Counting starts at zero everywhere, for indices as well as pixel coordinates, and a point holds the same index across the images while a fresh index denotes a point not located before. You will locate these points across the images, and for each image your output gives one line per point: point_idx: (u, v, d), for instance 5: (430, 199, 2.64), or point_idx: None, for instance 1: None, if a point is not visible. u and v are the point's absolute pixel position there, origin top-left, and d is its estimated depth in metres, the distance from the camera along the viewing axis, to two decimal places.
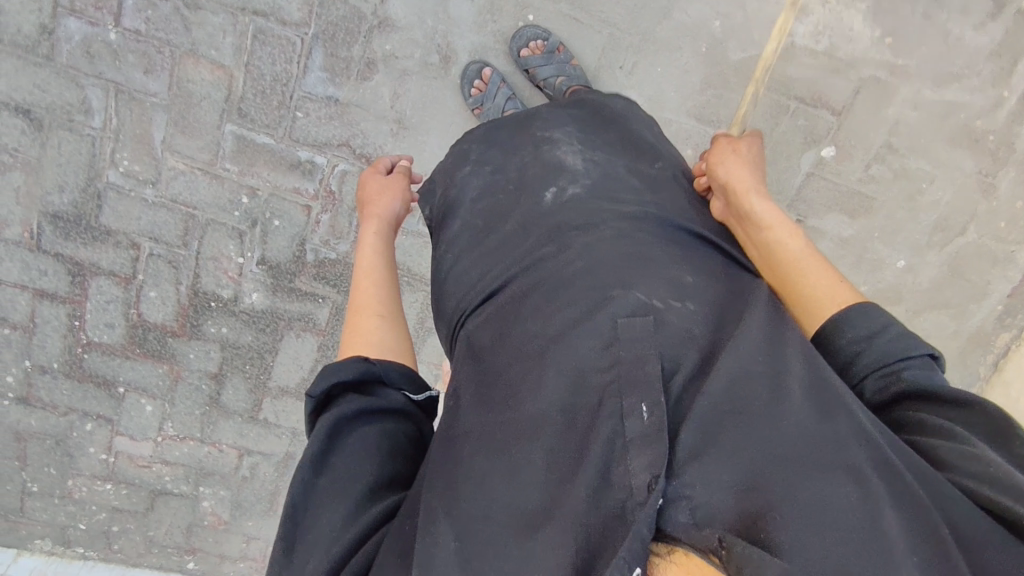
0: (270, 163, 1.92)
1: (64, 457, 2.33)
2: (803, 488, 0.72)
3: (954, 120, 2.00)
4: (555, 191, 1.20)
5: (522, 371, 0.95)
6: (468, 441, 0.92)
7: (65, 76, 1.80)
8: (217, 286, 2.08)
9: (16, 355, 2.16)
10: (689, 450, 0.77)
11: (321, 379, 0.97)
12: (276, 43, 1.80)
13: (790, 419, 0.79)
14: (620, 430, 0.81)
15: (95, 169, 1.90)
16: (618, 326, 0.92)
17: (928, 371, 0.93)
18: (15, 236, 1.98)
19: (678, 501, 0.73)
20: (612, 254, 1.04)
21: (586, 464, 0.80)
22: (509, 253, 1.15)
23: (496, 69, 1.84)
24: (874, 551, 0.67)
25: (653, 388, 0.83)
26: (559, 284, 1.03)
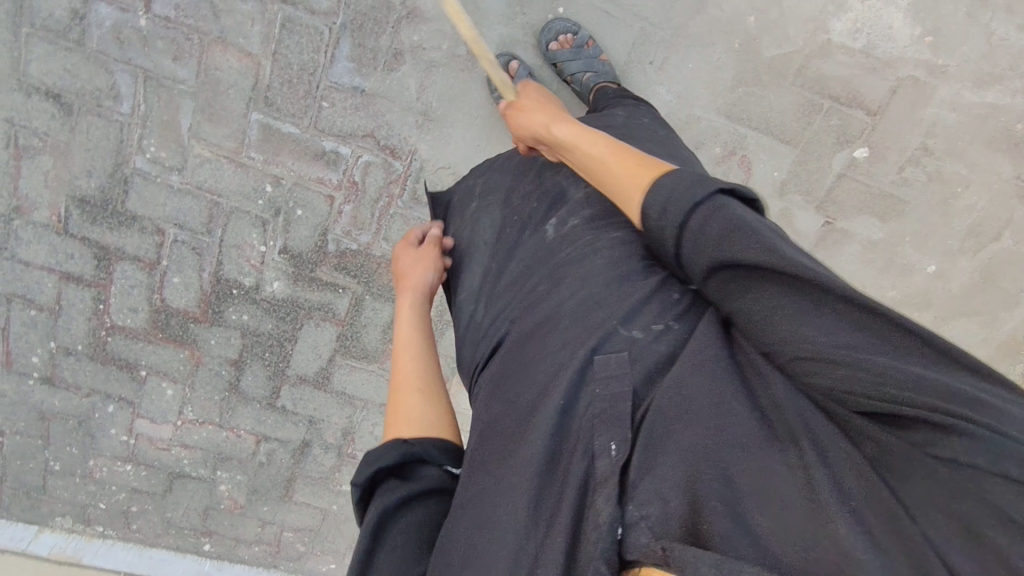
0: (294, 152, 1.92)
1: (86, 437, 2.37)
2: (742, 477, 0.74)
3: (994, 124, 1.94)
4: (556, 223, 1.26)
5: (510, 413, 1.00)
6: (466, 482, 0.96)
7: (95, 62, 1.80)
8: (239, 274, 2.10)
9: (41, 336, 2.19)
10: (640, 466, 0.80)
11: (365, 467, 0.99)
12: (304, 32, 1.78)
13: (729, 410, 0.80)
14: (592, 471, 0.83)
15: (122, 155, 1.91)
16: (594, 362, 0.94)
17: (720, 211, 0.89)
18: (42, 219, 2.00)
19: (636, 523, 0.75)
20: (600, 288, 1.07)
21: (561, 508, 0.82)
22: (511, 297, 1.21)
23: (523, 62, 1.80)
24: (820, 539, 0.66)
25: (622, 427, 0.85)
26: (548, 327, 1.08)
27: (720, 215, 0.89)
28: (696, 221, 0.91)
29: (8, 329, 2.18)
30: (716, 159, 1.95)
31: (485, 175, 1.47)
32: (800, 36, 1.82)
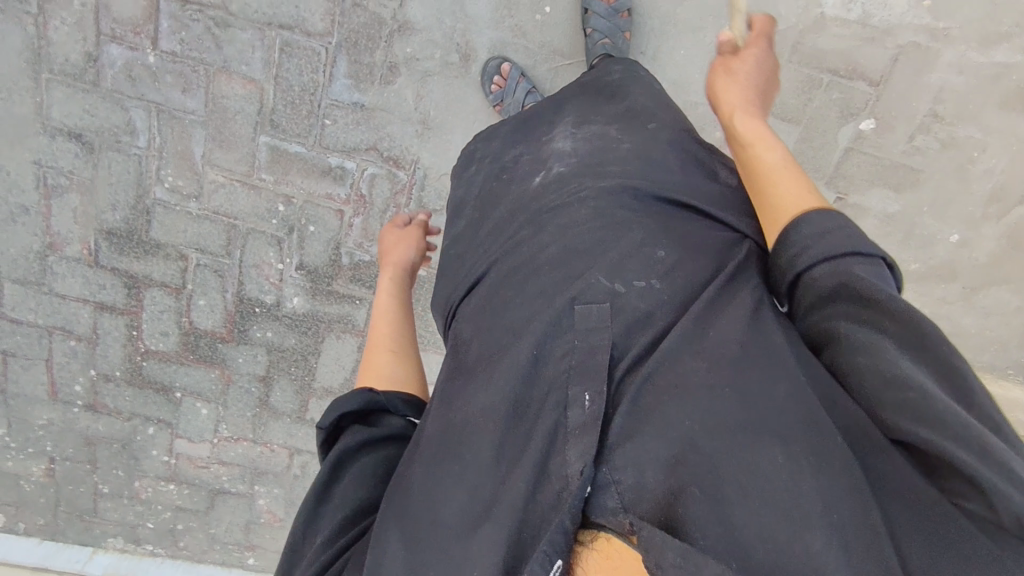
0: (303, 171, 1.99)
1: (130, 459, 2.48)
2: (722, 457, 0.83)
3: (1007, 83, 1.87)
4: (543, 174, 1.32)
5: (485, 367, 1.08)
6: (433, 440, 1.04)
7: (110, 100, 1.89)
8: (260, 292, 2.18)
9: (82, 365, 2.30)
10: (620, 432, 0.89)
11: (330, 411, 1.13)
12: (302, 54, 1.84)
13: (724, 391, 0.89)
14: (563, 419, 0.94)
15: (143, 187, 2.01)
16: (576, 312, 1.04)
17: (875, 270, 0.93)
18: (75, 254, 2.11)
19: (607, 487, 0.85)
20: (582, 238, 1.15)
21: (527, 454, 0.93)
22: (493, 246, 1.27)
23: (515, 63, 1.83)
24: (780, 520, 0.78)
25: (599, 380, 0.95)
26: (531, 275, 1.15)
27: (870, 267, 0.93)
28: (845, 264, 0.93)
29: (51, 361, 2.29)
30: (718, 144, 1.93)
31: (495, 129, 1.53)
32: (789, 13, 1.81)
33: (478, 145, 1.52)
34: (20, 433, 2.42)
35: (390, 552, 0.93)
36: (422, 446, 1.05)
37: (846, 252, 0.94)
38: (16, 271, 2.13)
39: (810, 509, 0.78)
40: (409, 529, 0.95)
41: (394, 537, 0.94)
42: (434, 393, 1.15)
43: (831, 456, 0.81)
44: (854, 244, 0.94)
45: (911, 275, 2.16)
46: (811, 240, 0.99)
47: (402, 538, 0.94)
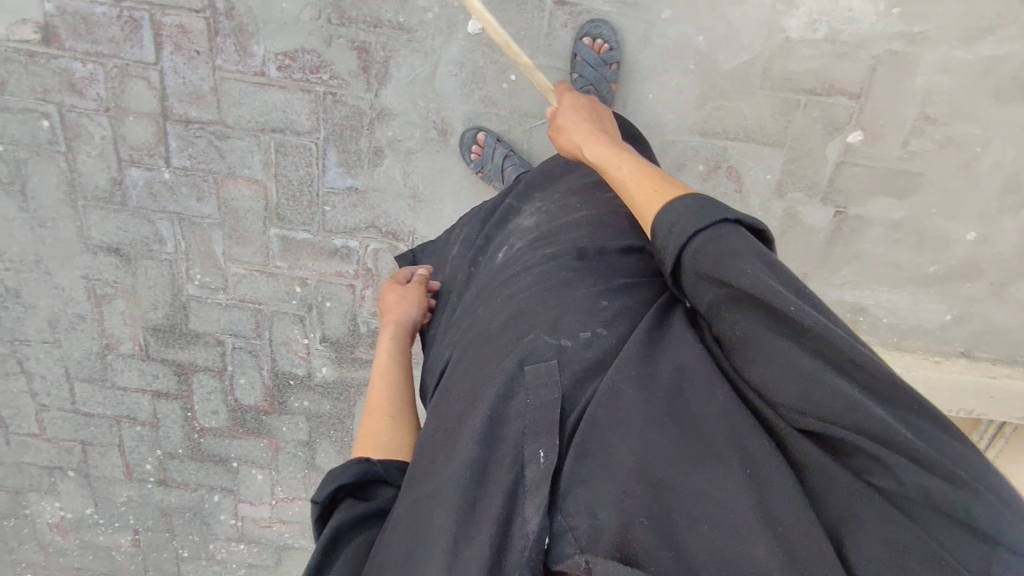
0: (313, 254, 2.13)
1: (202, 525, 2.69)
2: (675, 502, 0.81)
3: (999, 75, 1.80)
4: (507, 249, 1.34)
5: (440, 421, 1.05)
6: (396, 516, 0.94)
7: (137, 215, 2.09)
8: (292, 365, 2.34)
9: (149, 447, 2.54)
10: (569, 476, 0.85)
11: (325, 483, 1.01)
12: (295, 151, 1.98)
13: (670, 433, 0.85)
14: (521, 478, 0.88)
15: (177, 286, 2.21)
16: (525, 372, 0.97)
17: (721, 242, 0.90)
18: (129, 350, 2.34)
19: (564, 535, 0.81)
20: (531, 298, 1.11)
21: (487, 510, 0.87)
22: (459, 320, 1.27)
23: (491, 132, 1.90)
24: (725, 536, 0.77)
25: (550, 433, 0.90)
26: (482, 334, 1.12)
27: (723, 239, 0.90)
28: (695, 247, 0.92)
29: (122, 446, 2.53)
30: (702, 177, 1.93)
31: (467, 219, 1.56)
32: (755, 43, 1.79)
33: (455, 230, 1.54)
34: (105, 511, 2.67)
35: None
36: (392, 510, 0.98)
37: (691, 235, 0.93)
38: (83, 371, 2.39)
39: (754, 529, 0.76)
40: None
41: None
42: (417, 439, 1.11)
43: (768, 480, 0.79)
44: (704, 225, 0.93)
45: (932, 277, 2.07)
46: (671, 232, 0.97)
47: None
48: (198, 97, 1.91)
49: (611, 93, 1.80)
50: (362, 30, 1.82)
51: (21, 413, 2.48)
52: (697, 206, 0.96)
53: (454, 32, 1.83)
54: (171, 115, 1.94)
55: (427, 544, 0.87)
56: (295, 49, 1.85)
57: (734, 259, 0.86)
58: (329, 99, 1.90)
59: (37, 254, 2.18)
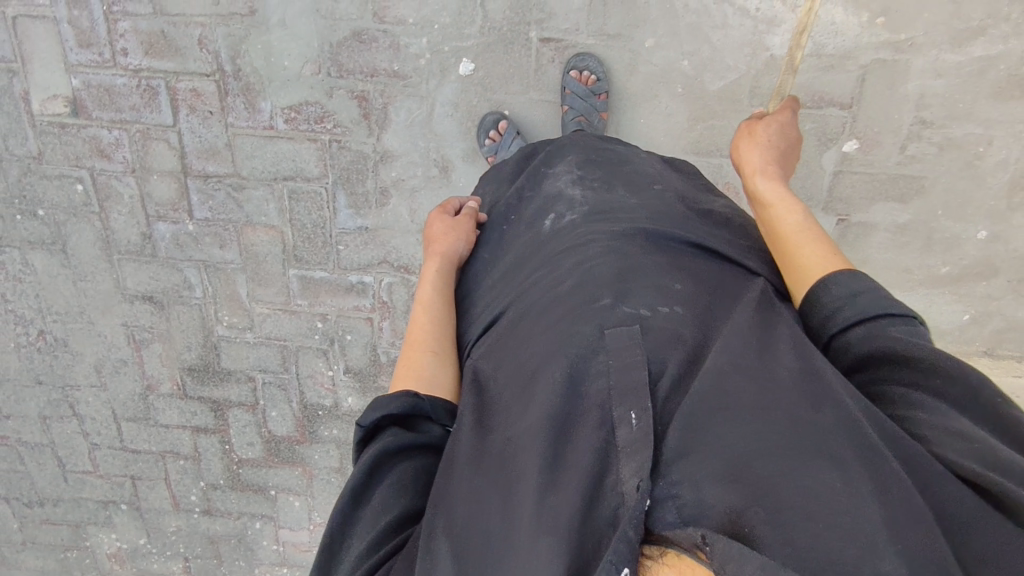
0: (330, 291, 2.23)
1: (247, 551, 2.82)
2: (784, 476, 0.72)
3: (994, 74, 1.78)
4: (553, 218, 1.21)
5: (507, 393, 0.97)
6: (464, 476, 0.90)
7: (168, 265, 2.24)
8: (319, 397, 2.44)
9: (193, 479, 2.68)
10: (676, 447, 0.77)
11: (373, 410, 1.00)
12: (307, 197, 2.08)
13: (784, 417, 0.78)
14: (612, 439, 0.80)
15: (208, 328, 2.35)
16: (605, 335, 0.92)
17: (910, 329, 0.91)
18: (168, 389, 2.49)
19: (667, 501, 0.72)
20: (601, 270, 1.03)
21: (575, 469, 0.80)
22: (506, 290, 1.16)
23: (511, 121, 1.90)
24: (848, 531, 0.67)
25: (643, 396, 0.82)
26: (548, 305, 1.03)
27: (912, 328, 0.90)
28: (882, 327, 0.91)
29: (168, 479, 2.68)
30: None
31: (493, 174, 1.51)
32: (739, 63, 1.81)
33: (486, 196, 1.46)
34: (157, 540, 2.83)
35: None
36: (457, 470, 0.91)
37: (879, 313, 0.92)
38: (128, 411, 2.55)
39: (879, 533, 0.67)
40: (462, 559, 0.81)
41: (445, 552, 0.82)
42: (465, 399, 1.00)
43: (893, 488, 0.72)
44: (892, 306, 0.92)
45: (946, 279, 2.01)
46: (842, 300, 0.95)
47: (451, 554, 0.81)
48: (214, 153, 2.04)
49: (603, 122, 1.84)
50: (360, 80, 1.91)
51: (75, 453, 2.66)
52: (879, 291, 0.95)
53: (447, 74, 1.89)
54: (191, 171, 2.07)
55: (504, 517, 0.82)
56: (300, 103, 1.96)
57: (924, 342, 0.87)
58: (335, 145, 2.00)
59: (80, 306, 2.34)
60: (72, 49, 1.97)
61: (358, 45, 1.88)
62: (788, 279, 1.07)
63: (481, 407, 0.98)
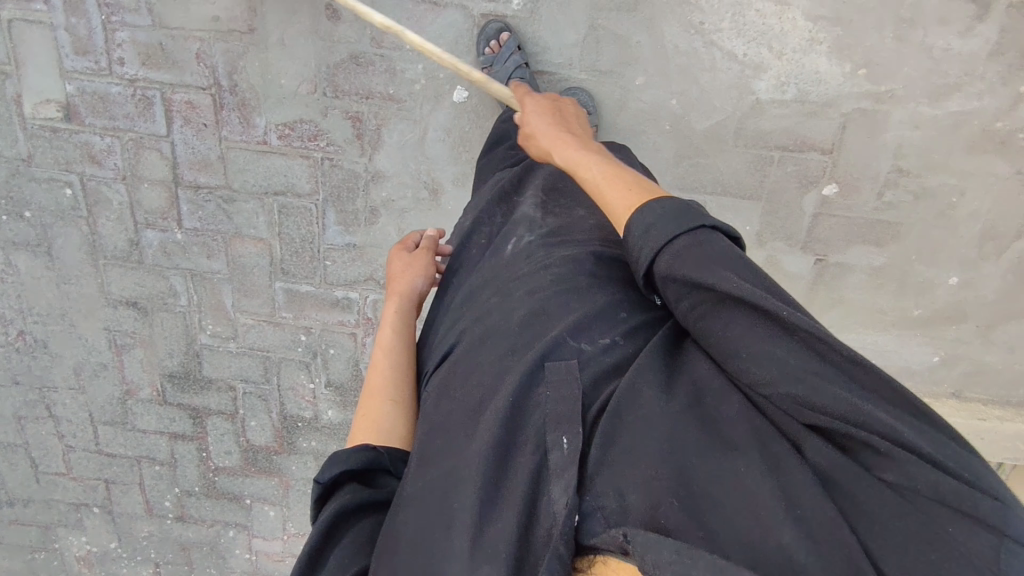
0: (316, 305, 2.25)
1: (219, 558, 2.81)
2: (698, 481, 0.77)
3: (970, 129, 1.84)
4: (514, 242, 1.25)
5: (453, 409, 1.02)
6: (412, 489, 0.95)
7: (154, 272, 2.24)
8: (299, 409, 2.45)
9: (168, 484, 2.67)
10: (596, 460, 0.82)
11: (330, 466, 0.99)
12: (297, 212, 2.10)
13: (703, 432, 0.82)
14: (545, 464, 0.86)
15: (190, 336, 2.35)
16: (545, 366, 0.95)
17: (701, 247, 0.87)
18: (147, 395, 2.49)
19: (594, 514, 0.78)
20: (551, 299, 1.06)
21: (512, 498, 0.85)
22: (466, 309, 1.19)
23: (515, 34, 1.80)
24: (753, 522, 0.73)
25: (573, 422, 0.88)
26: (496, 328, 1.08)
27: (709, 246, 0.87)
28: (680, 249, 0.89)
29: (143, 484, 2.67)
30: None
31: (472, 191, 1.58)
32: (726, 104, 1.86)
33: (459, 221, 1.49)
34: (128, 545, 2.80)
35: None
36: (404, 499, 0.94)
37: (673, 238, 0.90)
38: (105, 415, 2.54)
39: (783, 521, 0.72)
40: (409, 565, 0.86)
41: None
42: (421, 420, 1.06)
43: (794, 476, 0.75)
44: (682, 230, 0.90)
45: (916, 321, 2.07)
46: (640, 245, 0.94)
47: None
48: (206, 165, 2.06)
49: None
50: (355, 101, 1.94)
51: (49, 454, 2.64)
52: (678, 217, 0.93)
53: (441, 100, 1.92)
54: (182, 181, 2.08)
55: (448, 527, 0.87)
56: (294, 120, 1.98)
57: (712, 265, 0.85)
58: (326, 163, 2.02)
59: (62, 309, 2.34)
60: (68, 55, 1.97)
61: (355, 67, 1.91)
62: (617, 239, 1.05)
63: (429, 432, 1.02)
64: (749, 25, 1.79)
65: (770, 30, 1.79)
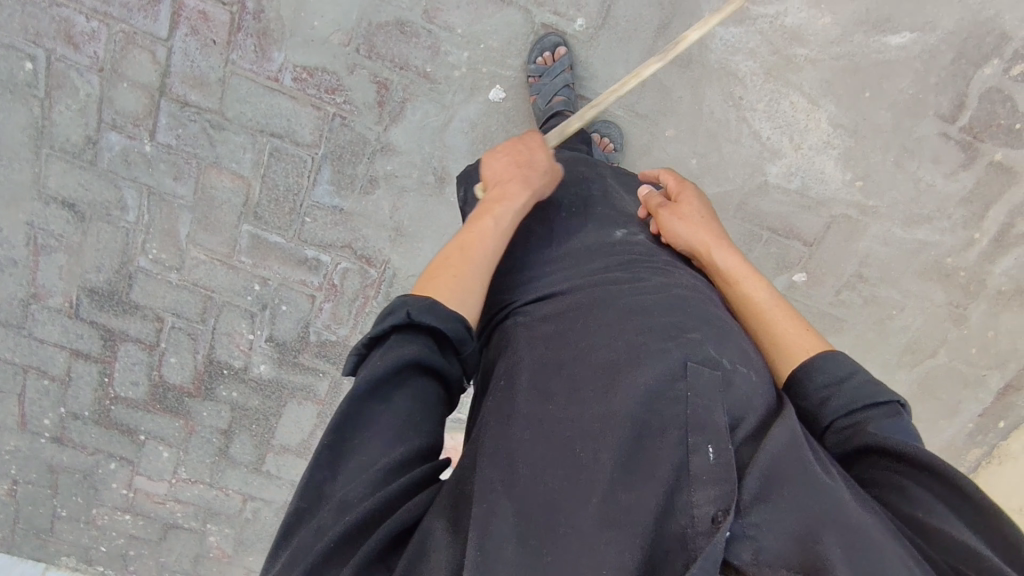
0: (280, 259, 2.11)
1: (90, 488, 2.53)
2: (854, 544, 0.80)
3: (925, 257, 2.07)
4: (625, 232, 1.37)
5: (576, 360, 1.06)
6: (530, 426, 0.98)
7: (105, 178, 2.02)
8: (229, 356, 2.29)
9: (52, 402, 2.40)
10: (754, 494, 0.86)
11: (428, 314, 1.02)
12: (290, 160, 1.97)
13: (842, 495, 0.87)
14: (687, 462, 0.90)
15: (128, 255, 2.13)
16: (690, 368, 1.01)
17: (893, 420, 1.02)
18: (57, 304, 2.23)
19: (742, 540, 0.82)
20: (688, 309, 1.15)
21: (653, 480, 0.89)
22: (578, 277, 1.26)
23: (570, 52, 1.84)
24: None
25: (722, 434, 0.92)
26: (627, 309, 1.14)
27: (894, 420, 1.02)
28: (865, 416, 1.03)
29: (23, 395, 2.40)
30: None
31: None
32: (738, 177, 1.97)
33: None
34: None
35: (506, 530, 0.85)
36: (518, 427, 0.97)
37: (865, 404, 1.04)
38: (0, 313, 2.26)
39: None
40: (528, 514, 0.88)
41: (507, 508, 0.87)
42: (527, 355, 1.10)
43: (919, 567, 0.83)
44: (870, 395, 1.05)
45: None
46: (827, 389, 1.08)
47: (514, 511, 0.87)
48: (202, 84, 1.89)
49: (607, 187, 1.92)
50: (387, 68, 1.86)
51: None
52: (863, 376, 1.08)
53: (475, 93, 1.89)
54: (168, 93, 1.90)
55: (576, 483, 0.90)
56: (316, 67, 1.86)
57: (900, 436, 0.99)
58: (337, 120, 1.92)
59: None
60: None
61: (398, 35, 1.84)
62: (775, 355, 1.18)
63: (542, 374, 1.06)
64: (780, 112, 1.90)
65: (796, 123, 1.91)
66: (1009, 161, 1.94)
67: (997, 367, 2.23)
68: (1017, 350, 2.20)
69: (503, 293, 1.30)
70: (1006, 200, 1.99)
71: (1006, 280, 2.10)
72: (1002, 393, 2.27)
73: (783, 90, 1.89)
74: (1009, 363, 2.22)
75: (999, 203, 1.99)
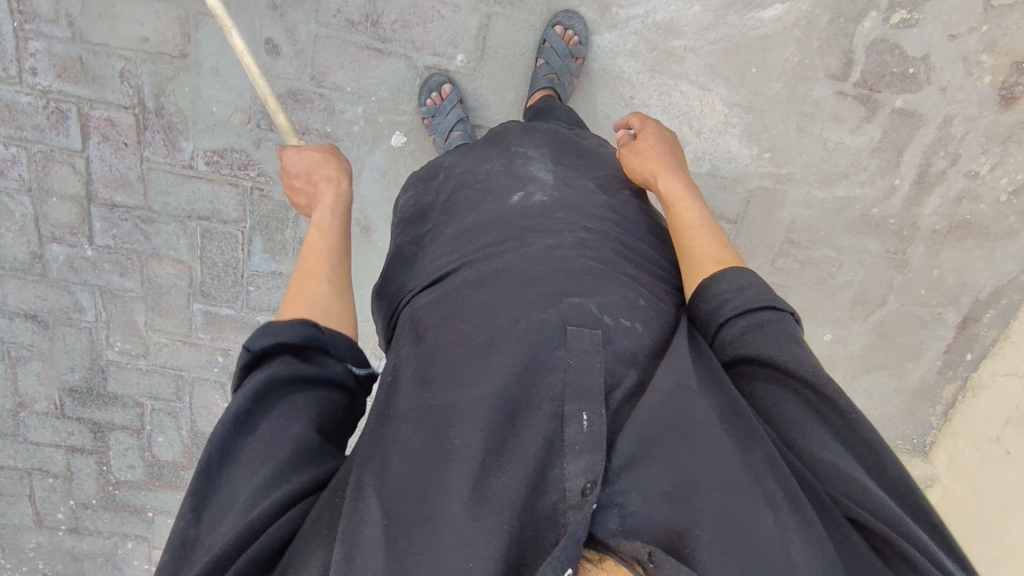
0: (235, 328, 2.20)
1: (114, 569, 2.66)
2: (719, 495, 0.91)
3: (850, 212, 2.09)
4: (523, 195, 1.37)
5: (457, 347, 1.12)
6: (410, 418, 1.05)
7: (58, 287, 2.14)
8: (211, 426, 2.38)
9: (61, 496, 2.53)
10: (625, 459, 0.93)
11: (263, 338, 1.04)
12: (221, 238, 2.06)
13: (716, 443, 0.96)
14: (558, 435, 0.97)
15: (96, 351, 2.25)
16: (570, 332, 1.08)
17: (785, 326, 1.08)
18: (44, 408, 2.37)
19: (611, 508, 0.89)
20: (573, 268, 1.20)
21: (524, 456, 0.96)
22: (463, 252, 1.30)
23: (456, 87, 1.90)
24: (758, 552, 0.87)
25: (596, 402, 0.99)
26: (504, 282, 1.19)
27: (784, 323, 1.08)
28: (759, 317, 1.09)
29: (33, 496, 2.53)
30: None
31: (441, 160, 1.55)
32: None
33: (454, 172, 1.48)
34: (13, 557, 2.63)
35: (375, 535, 0.90)
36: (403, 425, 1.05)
37: (761, 305, 1.10)
38: None
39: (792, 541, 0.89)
40: (402, 505, 0.94)
41: (376, 507, 0.93)
42: (410, 351, 1.17)
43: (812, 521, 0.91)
44: (766, 299, 1.11)
45: None
46: (729, 292, 1.14)
47: (383, 509, 0.93)
48: (125, 184, 2.00)
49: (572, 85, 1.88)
50: None
51: None
52: (760, 286, 1.14)
53: (378, 142, 1.96)
54: (95, 197, 2.01)
55: (450, 466, 0.97)
56: (224, 147, 1.96)
57: (791, 341, 1.05)
58: (256, 192, 2.01)
59: None
60: None
61: (293, 103, 1.91)
62: (691, 263, 1.26)
63: (424, 364, 1.13)
64: (673, 103, 1.96)
65: (691, 111, 1.96)
66: (910, 105, 1.95)
67: (951, 303, 2.23)
68: (966, 283, 2.19)
69: (405, 285, 1.34)
70: (918, 142, 2.00)
71: (938, 219, 2.11)
72: (962, 327, 2.26)
73: (671, 82, 1.94)
74: (962, 297, 2.22)
75: (911, 146, 2.01)
